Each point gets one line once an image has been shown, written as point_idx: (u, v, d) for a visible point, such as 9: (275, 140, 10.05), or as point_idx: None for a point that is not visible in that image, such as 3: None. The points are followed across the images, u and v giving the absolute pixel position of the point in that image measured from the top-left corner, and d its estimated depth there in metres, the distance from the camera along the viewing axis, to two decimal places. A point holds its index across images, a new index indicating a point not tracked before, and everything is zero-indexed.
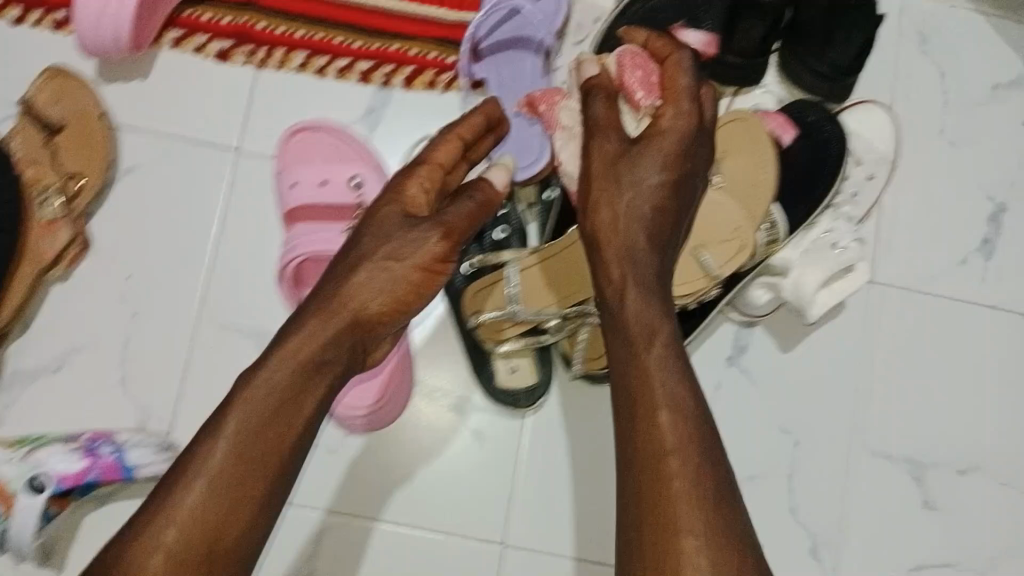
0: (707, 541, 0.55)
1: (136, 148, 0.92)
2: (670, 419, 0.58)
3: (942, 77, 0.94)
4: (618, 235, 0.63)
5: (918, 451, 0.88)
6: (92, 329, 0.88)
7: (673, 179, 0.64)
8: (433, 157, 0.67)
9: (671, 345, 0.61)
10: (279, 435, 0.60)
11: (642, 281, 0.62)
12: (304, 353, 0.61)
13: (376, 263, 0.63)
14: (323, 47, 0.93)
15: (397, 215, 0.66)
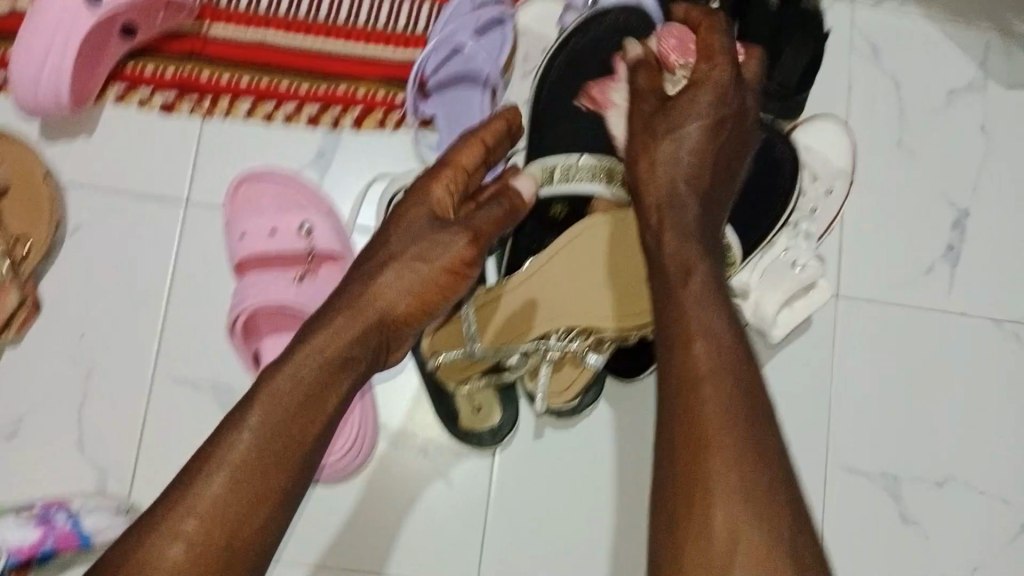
0: (741, 466, 0.54)
1: (84, 207, 0.90)
2: (705, 345, 0.56)
3: (897, 86, 0.93)
4: (657, 181, 0.61)
5: (895, 465, 0.87)
6: (47, 394, 0.86)
7: (711, 129, 0.61)
8: (455, 161, 0.66)
9: (716, 293, 0.58)
10: (302, 434, 0.58)
11: (681, 227, 0.59)
12: (330, 349, 0.60)
13: (406, 263, 0.63)
14: (270, 92, 0.92)
15: (424, 217, 0.65)
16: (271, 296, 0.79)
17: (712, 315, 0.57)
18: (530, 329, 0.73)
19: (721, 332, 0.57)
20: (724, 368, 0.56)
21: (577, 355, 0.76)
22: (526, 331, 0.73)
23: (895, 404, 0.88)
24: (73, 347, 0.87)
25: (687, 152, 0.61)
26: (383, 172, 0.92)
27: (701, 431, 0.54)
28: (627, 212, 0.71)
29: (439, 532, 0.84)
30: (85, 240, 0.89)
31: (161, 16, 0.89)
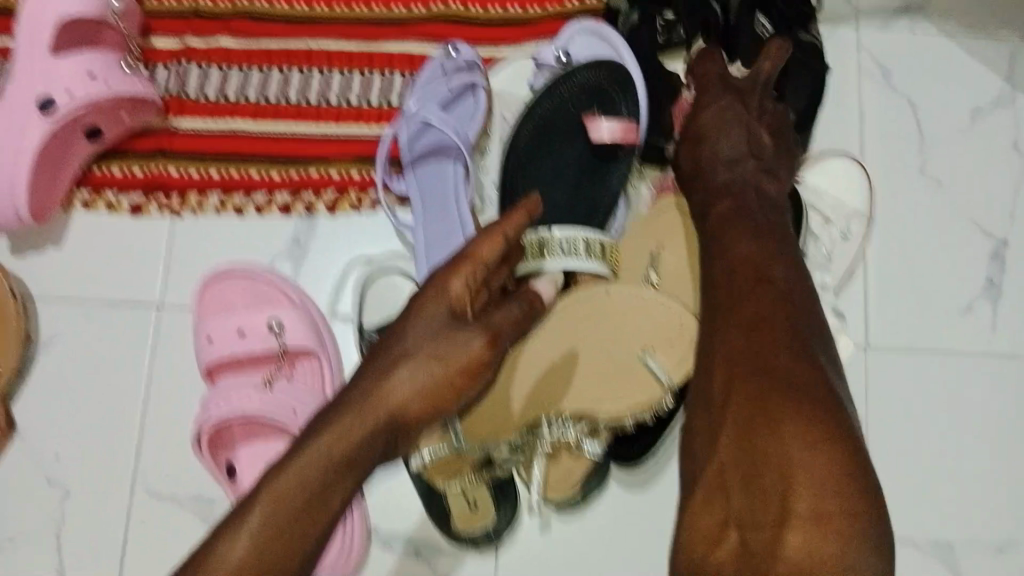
0: (745, 349, 0.54)
1: (53, 320, 0.86)
2: (721, 260, 0.60)
3: (915, 110, 0.84)
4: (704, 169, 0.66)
5: (953, 534, 0.76)
6: (22, 522, 0.81)
7: (725, 112, 0.67)
8: (474, 254, 0.58)
9: (738, 220, 0.62)
10: (305, 535, 0.55)
11: (710, 184, 0.66)
12: (339, 445, 0.56)
13: (433, 361, 0.58)
14: (239, 182, 0.87)
15: (442, 313, 0.59)
16: (240, 408, 0.74)
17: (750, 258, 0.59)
18: (526, 418, 0.65)
19: (756, 268, 0.58)
20: (762, 301, 0.56)
21: (572, 444, 0.68)
22: (523, 420, 0.65)
23: (944, 463, 0.78)
24: (47, 471, 0.83)
25: (713, 136, 0.66)
26: (360, 257, 0.86)
27: (743, 362, 0.53)
28: (606, 286, 0.66)
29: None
30: (56, 357, 0.85)
31: (127, 115, 0.86)
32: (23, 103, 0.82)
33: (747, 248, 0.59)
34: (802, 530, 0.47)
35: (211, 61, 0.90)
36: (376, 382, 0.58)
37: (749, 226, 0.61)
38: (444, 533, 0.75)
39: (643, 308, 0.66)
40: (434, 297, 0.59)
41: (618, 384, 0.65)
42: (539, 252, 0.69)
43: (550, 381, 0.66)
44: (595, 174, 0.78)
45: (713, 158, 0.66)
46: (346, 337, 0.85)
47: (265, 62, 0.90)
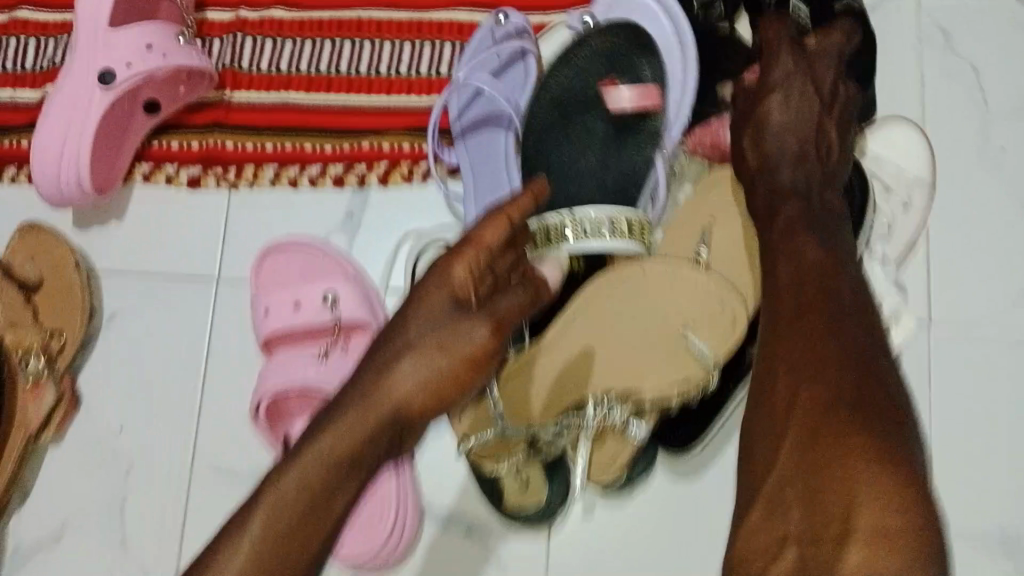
0: (807, 361, 0.53)
1: (116, 294, 0.88)
2: (785, 269, 0.59)
3: (981, 76, 0.81)
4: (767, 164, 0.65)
5: (1020, 515, 0.75)
6: (90, 490, 0.84)
7: (791, 99, 0.65)
8: (475, 244, 0.58)
9: (807, 225, 0.61)
10: (311, 538, 0.56)
11: (774, 184, 0.64)
12: (342, 442, 0.57)
13: (435, 352, 0.59)
14: (292, 156, 0.88)
15: (444, 301, 0.59)
16: (293, 378, 0.76)
17: (807, 271, 0.57)
18: (563, 400, 0.68)
19: (821, 280, 0.57)
20: (825, 316, 0.55)
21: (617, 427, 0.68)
22: (559, 403, 0.68)
23: (1009, 441, 0.76)
24: (112, 443, 0.85)
25: (776, 129, 0.65)
26: (411, 231, 0.86)
27: (805, 379, 0.52)
28: (642, 263, 0.66)
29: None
30: (121, 329, 0.88)
31: (184, 89, 0.88)
32: (84, 76, 0.83)
33: (806, 260, 0.58)
34: (865, 547, 0.45)
35: (264, 35, 0.91)
36: (379, 378, 0.59)
37: (812, 231, 0.60)
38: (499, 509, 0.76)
39: (681, 286, 0.66)
40: (436, 287, 0.59)
41: (658, 364, 0.66)
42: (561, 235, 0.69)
43: (576, 364, 0.67)
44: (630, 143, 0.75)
45: (779, 158, 0.65)
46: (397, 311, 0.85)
47: (316, 35, 0.90)
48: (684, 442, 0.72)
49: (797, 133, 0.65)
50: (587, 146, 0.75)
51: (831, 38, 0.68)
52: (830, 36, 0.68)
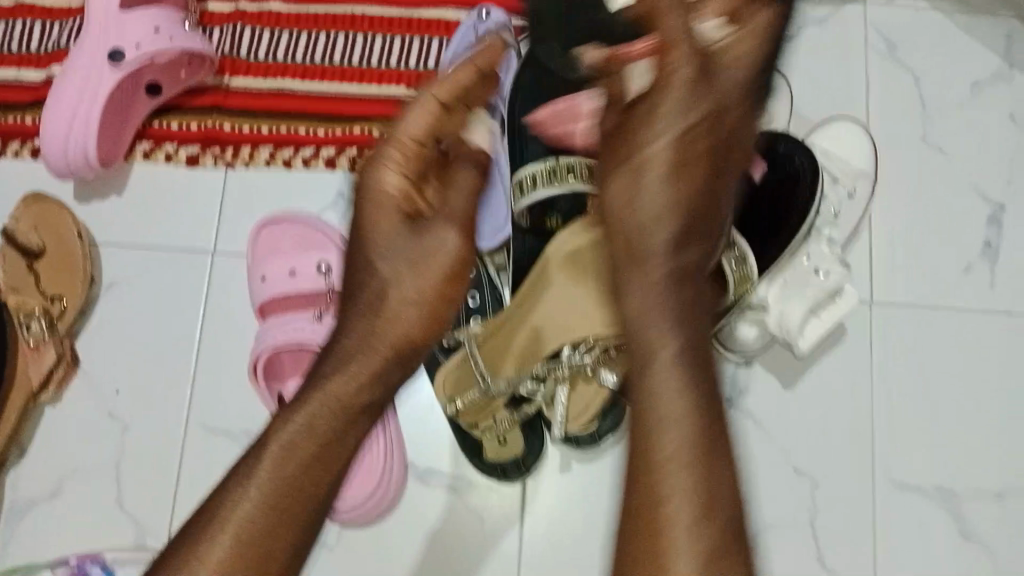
0: (696, 514, 0.53)
1: (115, 265, 0.93)
2: (671, 386, 0.56)
3: (919, 83, 0.90)
4: (638, 205, 0.58)
5: (947, 477, 0.83)
6: (86, 450, 0.88)
7: (688, 109, 0.57)
8: (412, 139, 0.64)
9: (684, 332, 0.57)
10: (314, 493, 0.61)
11: (641, 248, 0.58)
12: (344, 396, 0.63)
13: (419, 249, 0.65)
14: (288, 138, 0.94)
15: (398, 219, 0.65)
16: (291, 337, 0.82)
17: (686, 360, 0.57)
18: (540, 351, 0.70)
19: (707, 416, 0.56)
20: (710, 468, 0.54)
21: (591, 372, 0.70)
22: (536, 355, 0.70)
23: (940, 411, 0.84)
24: (110, 403, 0.90)
25: (663, 132, 0.57)
26: None
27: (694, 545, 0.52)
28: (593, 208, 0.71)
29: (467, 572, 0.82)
30: (119, 298, 0.92)
31: (184, 74, 0.92)
32: (94, 56, 0.88)
33: (682, 347, 0.57)
34: None
35: (263, 26, 0.96)
36: (376, 308, 0.65)
37: (690, 346, 0.57)
38: (478, 466, 0.82)
39: None
40: (379, 200, 0.65)
41: None
42: (550, 178, 0.75)
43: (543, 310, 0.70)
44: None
45: (656, 204, 0.58)
46: None
47: (312, 27, 0.96)
48: None
49: (683, 146, 0.57)
50: None
51: (732, 42, 0.59)
52: (741, 40, 0.59)
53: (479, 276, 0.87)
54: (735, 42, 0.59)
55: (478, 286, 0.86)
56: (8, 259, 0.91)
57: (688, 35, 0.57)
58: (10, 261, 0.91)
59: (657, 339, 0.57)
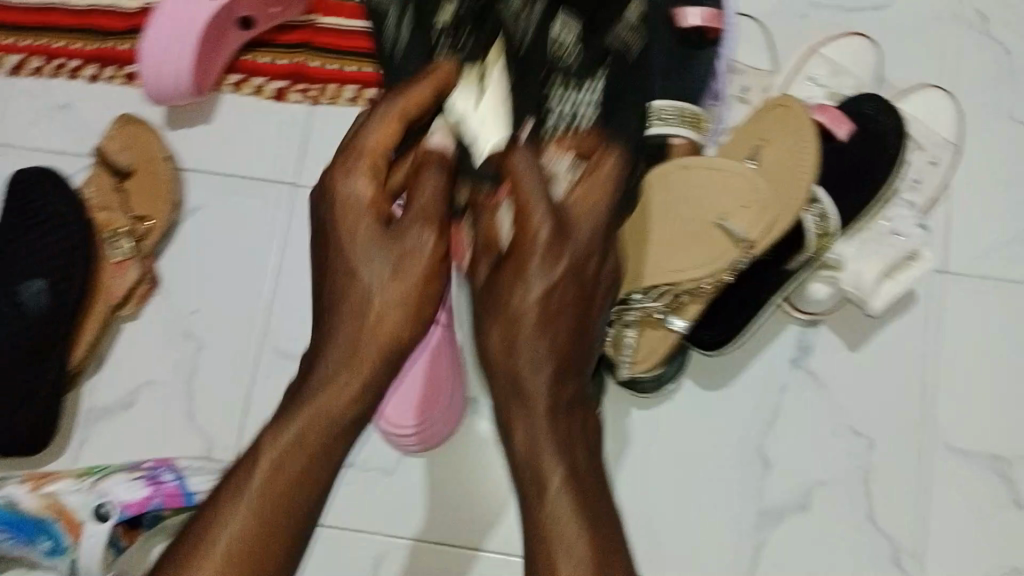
0: None
1: (198, 189, 0.96)
2: (562, 492, 0.53)
3: (1005, 56, 0.89)
4: (513, 355, 0.55)
5: (1004, 447, 0.83)
6: (161, 366, 0.91)
7: (557, 259, 0.54)
8: (378, 146, 0.57)
9: (569, 475, 0.54)
10: (299, 516, 0.55)
11: (522, 393, 0.55)
12: (311, 437, 0.55)
13: (387, 284, 0.55)
14: (372, 79, 0.95)
15: (373, 220, 0.56)
16: None
17: (576, 494, 0.54)
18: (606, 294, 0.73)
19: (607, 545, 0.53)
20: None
21: (658, 317, 0.74)
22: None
23: (1003, 383, 0.84)
24: (185, 322, 0.92)
25: (530, 286, 0.54)
26: None
27: None
28: (680, 161, 0.72)
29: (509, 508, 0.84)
30: (201, 222, 0.95)
31: (276, 9, 0.94)
32: None
33: (570, 482, 0.54)
34: None
35: None
36: (359, 312, 0.55)
37: (578, 480, 0.54)
38: None
39: (713, 174, 0.71)
40: (342, 208, 0.56)
41: (697, 250, 0.71)
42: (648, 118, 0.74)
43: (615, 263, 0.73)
44: (684, 63, 0.78)
45: (529, 355, 0.54)
46: None
47: None
48: (719, 341, 0.76)
49: (554, 299, 0.54)
50: None
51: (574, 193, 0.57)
52: (597, 172, 0.58)
53: None
54: (589, 190, 0.57)
55: None
56: (97, 177, 0.93)
57: (541, 190, 0.55)
58: (97, 182, 0.92)
59: (544, 476, 0.54)
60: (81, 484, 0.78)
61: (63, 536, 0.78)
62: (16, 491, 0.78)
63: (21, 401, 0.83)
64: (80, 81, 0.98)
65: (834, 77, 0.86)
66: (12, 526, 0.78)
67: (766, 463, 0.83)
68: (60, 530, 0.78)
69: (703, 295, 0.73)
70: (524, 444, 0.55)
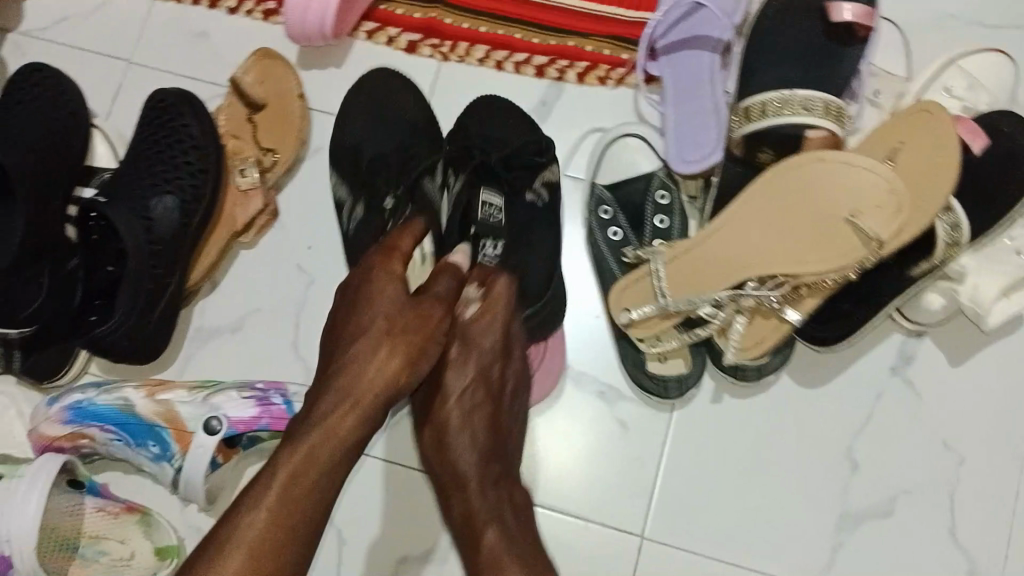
0: None
1: (321, 130, 0.96)
2: (495, 537, 0.64)
3: None
4: (443, 454, 0.68)
5: None
6: (271, 295, 0.94)
7: (470, 381, 0.67)
8: (404, 248, 0.67)
9: (505, 524, 0.65)
10: (315, 511, 0.59)
11: (456, 472, 0.67)
12: (313, 458, 0.60)
13: (385, 348, 0.61)
14: (503, 41, 0.93)
15: (395, 291, 0.64)
16: None
17: (511, 542, 0.63)
18: (722, 280, 0.76)
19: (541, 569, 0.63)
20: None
21: (773, 307, 0.76)
22: (719, 282, 0.76)
23: None
24: (299, 255, 0.95)
25: (450, 399, 0.67)
26: (599, 126, 0.92)
27: None
28: (818, 153, 0.71)
29: (596, 471, 0.86)
30: (323, 161, 0.96)
31: None
32: None
33: (504, 533, 0.64)
34: None
35: None
36: (356, 370, 0.61)
37: (512, 527, 0.65)
38: (636, 381, 0.84)
39: (846, 168, 0.70)
40: (379, 280, 0.64)
41: (824, 245, 0.72)
42: (779, 106, 0.75)
43: (734, 250, 0.76)
44: (831, 57, 0.78)
45: (463, 442, 0.67)
46: (572, 194, 0.90)
47: None
48: (834, 338, 0.78)
49: (472, 406, 0.67)
50: (779, 61, 0.79)
51: (476, 316, 0.67)
52: (490, 293, 0.67)
53: (671, 200, 0.88)
54: (484, 316, 0.67)
55: (668, 209, 0.87)
56: (230, 106, 0.96)
57: (463, 326, 0.67)
58: (230, 109, 0.95)
59: (481, 530, 0.64)
60: (195, 395, 0.84)
61: (172, 443, 0.83)
62: (133, 395, 0.85)
63: (141, 313, 0.86)
64: (219, 11, 1.00)
65: (970, 90, 0.84)
66: (124, 427, 0.84)
67: (855, 465, 0.84)
68: (169, 437, 0.83)
69: (823, 289, 0.75)
70: (455, 515, 0.67)
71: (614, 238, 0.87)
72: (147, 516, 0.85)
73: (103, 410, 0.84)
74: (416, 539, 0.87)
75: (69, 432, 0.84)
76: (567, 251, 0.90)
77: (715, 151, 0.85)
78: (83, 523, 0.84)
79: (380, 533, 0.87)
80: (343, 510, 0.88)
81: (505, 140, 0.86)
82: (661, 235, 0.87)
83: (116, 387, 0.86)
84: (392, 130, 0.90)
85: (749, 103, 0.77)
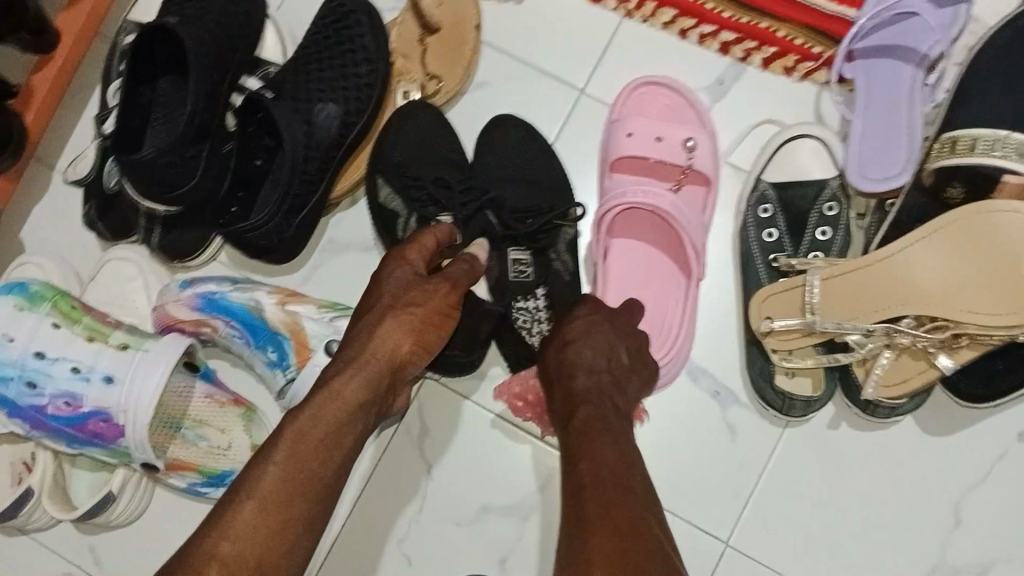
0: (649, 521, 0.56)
1: (487, 64, 0.92)
2: (591, 411, 0.63)
3: None
4: (560, 371, 0.69)
5: None
6: None
7: (594, 323, 0.71)
8: (427, 242, 0.73)
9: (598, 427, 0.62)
10: (333, 467, 0.60)
11: (571, 385, 0.67)
12: (314, 431, 0.59)
13: (388, 322, 0.65)
14: (692, 9, 0.89)
15: (411, 272, 0.70)
16: (647, 201, 0.80)
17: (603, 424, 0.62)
18: (874, 310, 0.73)
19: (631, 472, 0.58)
20: None
21: (927, 352, 0.74)
22: (870, 313, 0.74)
23: None
24: None
25: (576, 330, 0.71)
26: (771, 118, 0.88)
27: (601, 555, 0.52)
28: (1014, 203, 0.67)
29: (688, 467, 0.85)
30: (484, 98, 0.92)
31: None
32: None
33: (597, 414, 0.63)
34: None
35: None
36: (365, 340, 0.65)
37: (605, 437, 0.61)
38: (761, 391, 0.82)
39: None
40: (400, 263, 0.70)
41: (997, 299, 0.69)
42: (990, 149, 0.71)
43: (896, 285, 0.72)
44: None
45: (581, 351, 0.68)
46: (730, 184, 0.88)
47: None
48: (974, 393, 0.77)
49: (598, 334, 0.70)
50: (982, 101, 0.76)
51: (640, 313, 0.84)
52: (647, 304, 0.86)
53: (839, 212, 0.85)
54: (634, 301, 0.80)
55: (833, 221, 0.85)
56: (404, 23, 0.91)
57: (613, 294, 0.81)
58: (404, 25, 0.91)
59: (577, 405, 0.65)
60: (321, 315, 0.86)
61: (290, 354, 0.86)
62: (263, 297, 0.87)
63: (283, 215, 0.86)
64: None
65: None
66: (247, 326, 0.86)
67: (958, 520, 0.82)
68: (289, 347, 0.86)
69: (984, 344, 0.72)
70: (564, 416, 0.66)
71: (768, 239, 0.85)
72: (250, 411, 0.88)
73: (226, 305, 0.86)
74: (502, 492, 0.88)
75: (195, 318, 0.87)
76: (715, 243, 0.88)
77: (896, 176, 0.81)
78: (189, 405, 0.85)
79: (465, 476, 0.88)
80: (437, 449, 0.89)
81: (542, 151, 0.89)
82: (819, 247, 0.85)
83: (249, 288, 0.87)
84: (443, 132, 0.89)
85: (954, 137, 0.73)
